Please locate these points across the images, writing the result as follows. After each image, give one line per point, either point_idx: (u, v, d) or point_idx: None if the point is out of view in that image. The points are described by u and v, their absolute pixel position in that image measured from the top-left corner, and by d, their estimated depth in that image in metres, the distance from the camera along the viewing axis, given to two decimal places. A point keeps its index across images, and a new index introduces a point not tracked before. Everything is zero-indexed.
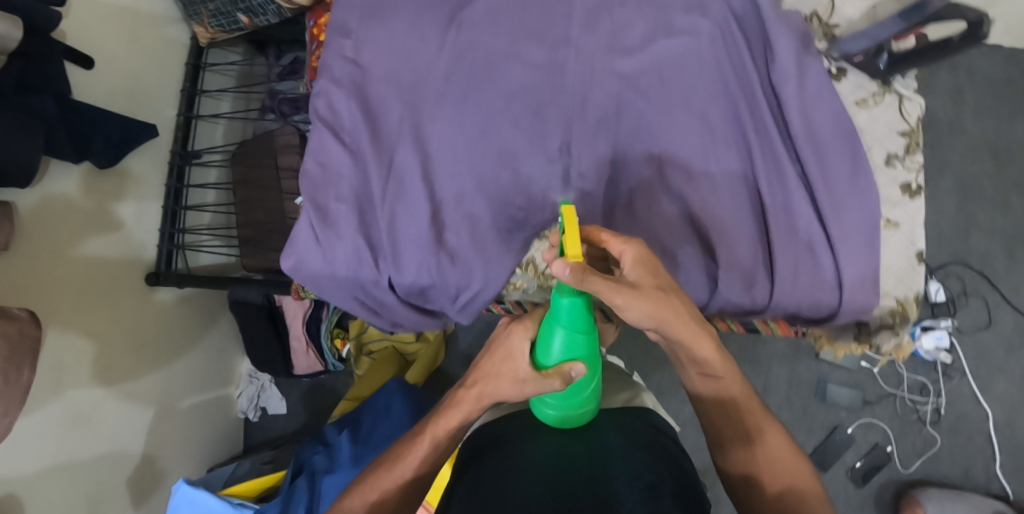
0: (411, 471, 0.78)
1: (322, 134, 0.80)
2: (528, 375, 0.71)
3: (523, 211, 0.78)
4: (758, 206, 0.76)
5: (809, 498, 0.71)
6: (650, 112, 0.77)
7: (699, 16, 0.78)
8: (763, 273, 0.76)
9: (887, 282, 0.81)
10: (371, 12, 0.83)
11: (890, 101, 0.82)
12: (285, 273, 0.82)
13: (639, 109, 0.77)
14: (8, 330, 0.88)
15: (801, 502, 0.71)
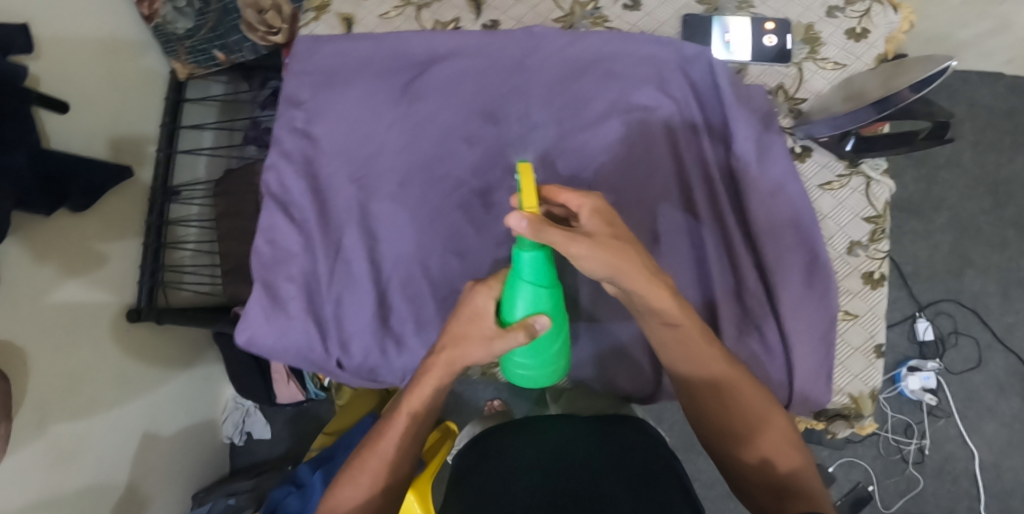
0: (396, 447, 0.79)
1: (273, 213, 0.81)
2: (495, 332, 0.71)
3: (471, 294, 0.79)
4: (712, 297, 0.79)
5: (812, 482, 0.72)
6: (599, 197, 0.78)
7: (658, 95, 0.78)
8: None
9: (841, 378, 0.83)
10: (324, 81, 0.83)
11: (856, 184, 0.84)
12: (238, 346, 0.83)
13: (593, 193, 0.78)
14: None
15: (803, 483, 0.71)
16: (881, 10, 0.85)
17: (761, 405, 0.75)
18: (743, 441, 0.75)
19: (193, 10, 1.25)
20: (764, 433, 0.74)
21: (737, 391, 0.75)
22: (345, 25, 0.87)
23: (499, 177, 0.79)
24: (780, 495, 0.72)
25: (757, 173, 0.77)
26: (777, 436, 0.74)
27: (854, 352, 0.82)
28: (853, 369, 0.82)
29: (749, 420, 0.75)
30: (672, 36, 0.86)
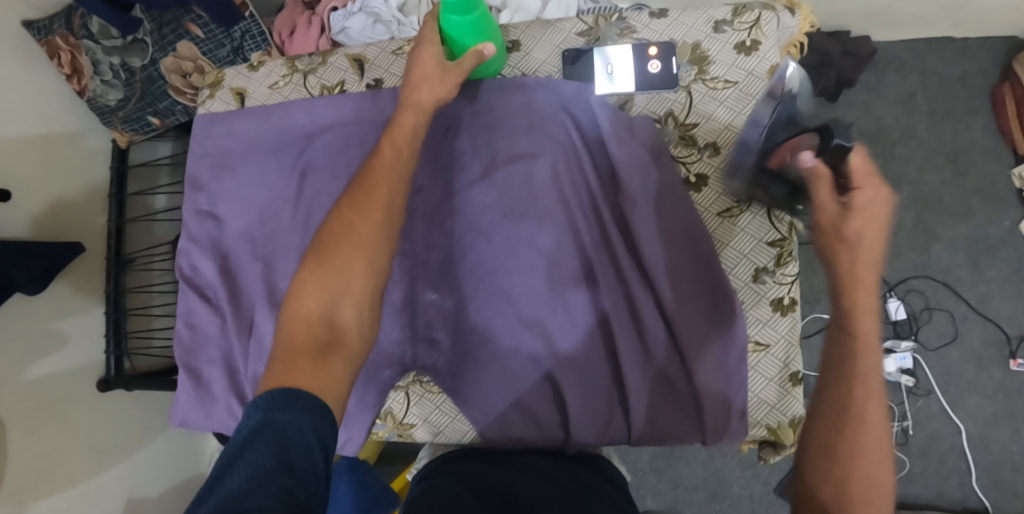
0: (369, 242, 0.70)
1: (187, 297, 0.82)
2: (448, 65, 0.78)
3: (380, 361, 0.83)
4: (614, 343, 0.77)
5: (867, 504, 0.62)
6: (492, 253, 0.79)
7: (543, 138, 0.79)
8: (620, 408, 0.78)
9: (758, 409, 0.83)
10: (221, 162, 0.83)
11: (757, 208, 0.84)
12: (174, 426, 0.85)
13: (483, 248, 0.80)
14: None
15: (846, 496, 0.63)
16: (772, 17, 0.87)
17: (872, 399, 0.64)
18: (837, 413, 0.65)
19: (120, 81, 1.24)
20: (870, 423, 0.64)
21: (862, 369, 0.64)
22: (238, 98, 0.94)
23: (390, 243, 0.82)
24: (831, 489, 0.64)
25: (642, 212, 0.76)
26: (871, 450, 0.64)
27: (768, 383, 0.82)
28: (770, 399, 0.82)
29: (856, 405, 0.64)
30: (554, 73, 0.90)
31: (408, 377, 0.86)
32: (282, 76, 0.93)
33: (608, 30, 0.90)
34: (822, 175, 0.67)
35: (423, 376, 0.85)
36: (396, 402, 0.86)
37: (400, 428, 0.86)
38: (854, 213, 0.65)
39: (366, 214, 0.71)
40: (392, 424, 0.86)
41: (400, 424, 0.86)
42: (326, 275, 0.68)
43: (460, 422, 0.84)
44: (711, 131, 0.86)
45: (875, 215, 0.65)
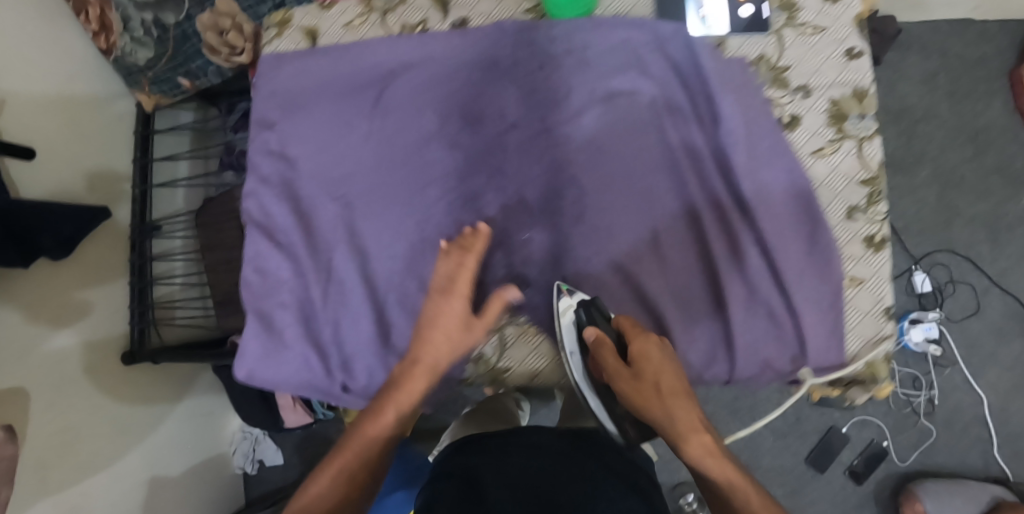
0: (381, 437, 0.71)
1: (258, 241, 0.78)
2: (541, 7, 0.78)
3: None
4: (718, 281, 0.74)
5: None
6: (589, 189, 0.75)
7: (638, 75, 0.77)
8: (724, 347, 0.75)
9: (855, 343, 0.75)
10: (288, 101, 0.80)
11: (847, 148, 0.77)
12: (238, 382, 0.80)
13: (582, 185, 0.75)
14: None
15: None
16: None
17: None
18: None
19: (152, 38, 1.19)
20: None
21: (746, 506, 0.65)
22: (309, 39, 0.83)
23: (485, 183, 0.76)
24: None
25: (744, 147, 0.75)
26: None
27: (865, 318, 0.75)
28: (867, 333, 0.75)
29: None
30: (647, 14, 0.81)
31: (500, 319, 0.79)
32: (357, 14, 0.83)
33: None
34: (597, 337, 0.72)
35: (517, 315, 0.79)
36: (489, 346, 0.80)
37: (495, 372, 0.80)
38: (639, 363, 0.70)
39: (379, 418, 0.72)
40: (485, 369, 0.80)
41: (495, 370, 0.81)
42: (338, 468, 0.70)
43: (559, 363, 0.80)
44: (804, 74, 0.79)
45: (660, 362, 0.70)
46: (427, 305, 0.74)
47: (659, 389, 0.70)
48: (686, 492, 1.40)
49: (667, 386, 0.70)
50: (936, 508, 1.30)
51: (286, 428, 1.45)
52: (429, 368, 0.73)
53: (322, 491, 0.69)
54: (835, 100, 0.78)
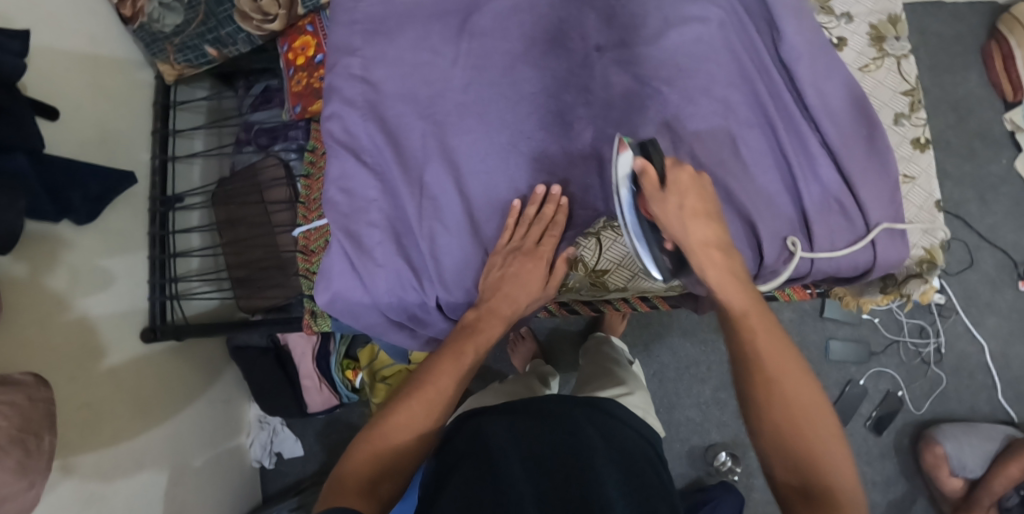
0: (418, 418, 0.65)
1: (343, 159, 0.78)
2: None
3: None
4: (795, 187, 0.79)
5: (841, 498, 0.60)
6: (673, 102, 0.79)
7: (707, 3, 0.81)
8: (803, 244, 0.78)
9: (911, 233, 0.81)
10: (374, 28, 0.83)
11: (889, 65, 0.84)
12: (319, 307, 0.79)
13: (666, 99, 0.79)
14: (14, 399, 0.74)
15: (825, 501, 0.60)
16: None
17: (802, 409, 0.63)
18: (765, 412, 0.64)
19: (181, 4, 1.18)
20: (818, 435, 0.63)
21: (766, 365, 0.65)
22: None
23: (573, 98, 0.79)
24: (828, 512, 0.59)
25: (807, 59, 0.79)
26: (833, 457, 0.62)
27: (920, 211, 0.81)
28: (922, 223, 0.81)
29: (786, 404, 0.64)
30: None
31: (598, 224, 0.80)
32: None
33: None
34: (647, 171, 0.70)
35: (615, 220, 0.79)
36: (586, 250, 0.81)
37: (594, 275, 0.82)
38: (675, 189, 0.70)
39: (415, 395, 0.66)
40: (585, 273, 0.82)
41: (593, 272, 0.82)
42: (378, 441, 0.64)
43: (655, 264, 0.82)
44: (846, 3, 0.86)
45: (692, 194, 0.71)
46: (511, 263, 0.74)
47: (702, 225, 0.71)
48: (719, 451, 1.41)
49: (693, 209, 0.70)
50: (956, 447, 1.36)
51: (309, 412, 1.38)
52: (505, 317, 0.73)
53: (351, 464, 0.63)
54: (874, 25, 0.85)
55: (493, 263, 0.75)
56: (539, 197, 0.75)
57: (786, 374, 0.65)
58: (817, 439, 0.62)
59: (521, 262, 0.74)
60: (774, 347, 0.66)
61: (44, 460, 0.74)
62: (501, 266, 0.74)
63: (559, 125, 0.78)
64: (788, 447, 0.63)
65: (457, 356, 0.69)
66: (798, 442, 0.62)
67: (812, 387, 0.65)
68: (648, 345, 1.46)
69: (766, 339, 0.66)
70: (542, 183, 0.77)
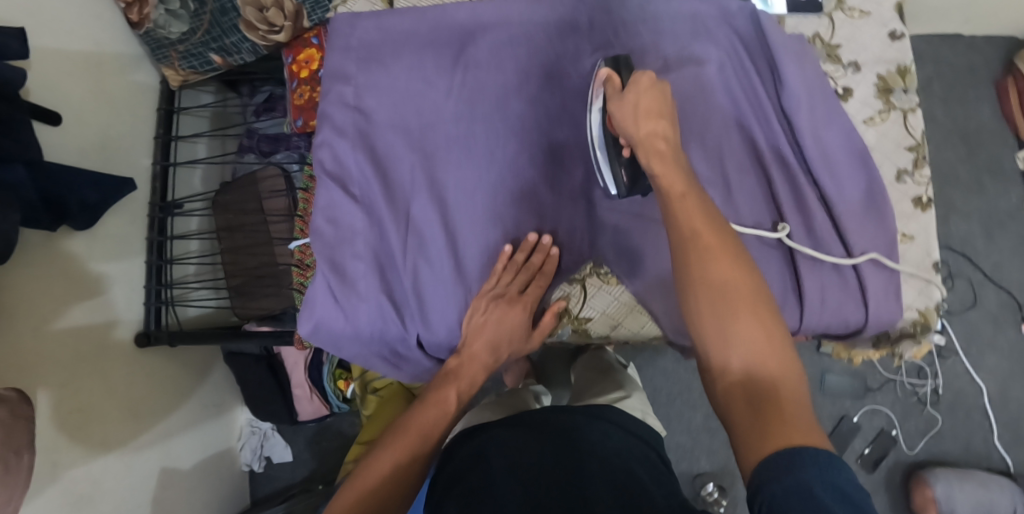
0: (398, 459, 0.66)
1: (330, 189, 0.78)
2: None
3: None
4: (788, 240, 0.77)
5: (785, 388, 0.55)
6: None
7: (707, 44, 0.81)
8: (793, 298, 0.77)
9: (907, 292, 0.78)
10: (369, 55, 0.82)
11: (895, 118, 0.82)
12: (301, 336, 0.78)
13: None
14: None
15: (773, 396, 0.55)
16: None
17: (742, 296, 0.59)
18: (706, 308, 0.60)
19: (187, 12, 1.18)
20: (762, 334, 0.58)
21: (717, 267, 0.61)
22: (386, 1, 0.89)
23: (565, 135, 0.79)
24: (775, 411, 0.54)
25: (809, 108, 0.78)
26: (778, 350, 0.57)
27: (915, 269, 0.78)
28: (918, 283, 0.78)
29: (717, 283, 0.60)
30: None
31: (584, 270, 0.78)
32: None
33: None
34: (612, 79, 0.72)
35: (602, 266, 0.78)
36: (572, 297, 0.79)
37: (577, 322, 0.79)
38: (634, 91, 0.69)
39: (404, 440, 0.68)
40: (567, 321, 0.79)
41: (576, 319, 0.79)
42: (366, 483, 0.64)
43: (640, 312, 0.78)
44: (854, 51, 0.84)
45: (651, 96, 0.69)
46: (494, 309, 0.75)
47: (658, 122, 0.68)
48: (707, 481, 1.39)
49: (647, 108, 0.68)
50: (945, 491, 1.34)
51: (300, 420, 1.39)
52: (486, 363, 0.76)
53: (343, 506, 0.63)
54: (882, 75, 0.83)
55: (476, 308, 0.75)
56: (529, 244, 0.74)
57: (719, 254, 0.61)
58: (770, 336, 0.58)
59: (503, 310, 0.75)
60: (711, 229, 0.62)
61: (22, 477, 0.76)
62: (483, 312, 0.75)
63: (551, 164, 0.78)
64: (728, 340, 0.59)
65: (443, 402, 0.72)
66: (735, 332, 0.58)
67: (757, 285, 0.60)
68: (640, 369, 1.46)
69: (716, 244, 0.62)
70: (535, 228, 0.77)
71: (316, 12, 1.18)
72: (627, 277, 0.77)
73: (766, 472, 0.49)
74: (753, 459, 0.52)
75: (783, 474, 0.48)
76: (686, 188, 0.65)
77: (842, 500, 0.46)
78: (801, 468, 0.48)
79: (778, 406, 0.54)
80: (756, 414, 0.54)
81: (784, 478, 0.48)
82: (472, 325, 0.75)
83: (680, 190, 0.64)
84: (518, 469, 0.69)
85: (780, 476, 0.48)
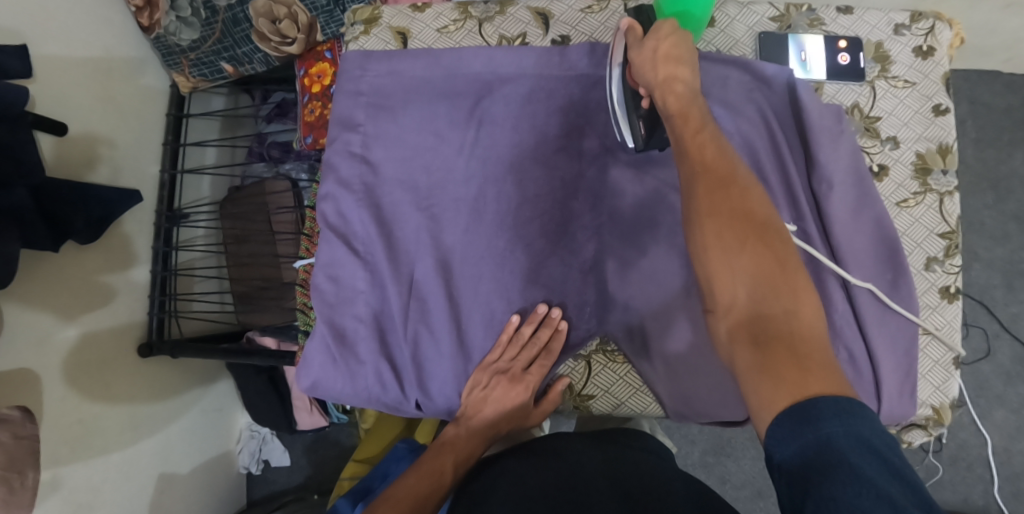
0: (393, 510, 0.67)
1: (333, 246, 0.77)
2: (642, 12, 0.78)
3: None
4: None
5: (799, 321, 0.57)
6: None
7: (737, 114, 0.78)
8: None
9: (921, 387, 0.76)
10: (379, 103, 0.80)
11: (930, 202, 0.78)
12: (299, 390, 0.78)
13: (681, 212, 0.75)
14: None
15: (785, 329, 0.57)
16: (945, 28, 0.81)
17: (752, 229, 0.61)
18: (713, 251, 0.61)
19: (199, 20, 1.14)
20: (773, 264, 0.59)
21: (736, 202, 0.62)
22: (400, 39, 0.83)
23: (580, 205, 0.77)
24: (784, 353, 0.55)
25: (839, 194, 0.75)
26: (792, 284, 0.59)
27: (934, 365, 0.76)
28: (934, 379, 0.76)
29: (728, 215, 0.61)
30: (748, 54, 0.82)
31: (590, 346, 0.77)
32: (454, 20, 0.83)
33: (799, 19, 0.83)
34: (633, 27, 0.72)
35: (609, 344, 0.76)
36: (576, 374, 0.77)
37: (580, 399, 0.77)
38: (655, 34, 0.69)
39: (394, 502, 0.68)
40: (570, 398, 0.78)
41: (577, 395, 0.78)
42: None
43: (645, 394, 0.76)
44: (894, 125, 0.80)
45: (673, 41, 0.69)
46: (495, 384, 0.74)
47: (676, 64, 0.68)
48: None
49: (667, 53, 0.68)
50: None
51: (297, 430, 1.39)
52: (485, 434, 0.75)
53: None
54: (921, 153, 0.79)
55: (477, 381, 0.75)
56: (536, 318, 0.73)
57: (732, 187, 0.62)
58: (780, 268, 0.59)
59: (505, 387, 0.74)
60: (723, 162, 0.64)
61: (24, 497, 0.81)
62: (485, 387, 0.74)
63: (563, 232, 0.76)
64: (739, 272, 0.60)
65: (436, 472, 0.72)
66: (743, 259, 0.60)
67: (769, 212, 0.62)
68: None
69: (733, 186, 0.62)
70: (544, 301, 0.75)
71: (331, 27, 1.14)
72: (635, 357, 0.75)
73: (781, 433, 0.51)
74: (771, 410, 0.54)
75: (803, 430, 0.50)
76: (703, 122, 0.66)
77: (867, 451, 0.48)
78: (813, 417, 0.50)
79: (788, 342, 0.56)
80: (761, 352, 0.56)
81: (805, 434, 0.50)
82: (471, 393, 0.75)
83: (695, 125, 0.65)
84: (531, 477, 0.68)
85: (801, 433, 0.50)
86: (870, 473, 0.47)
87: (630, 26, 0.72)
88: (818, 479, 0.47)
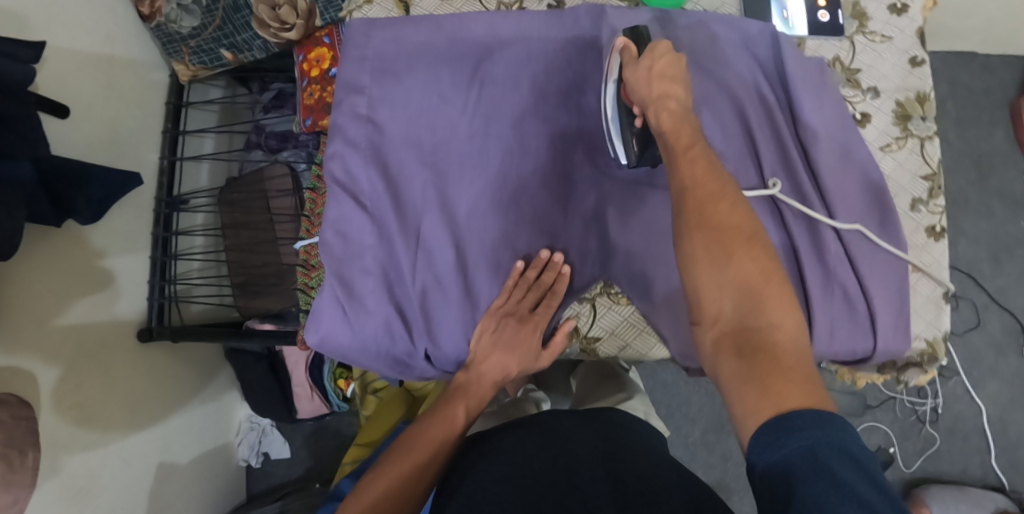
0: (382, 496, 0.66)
1: (342, 203, 0.79)
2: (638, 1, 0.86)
3: None
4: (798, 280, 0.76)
5: (784, 339, 0.56)
6: None
7: (726, 70, 0.81)
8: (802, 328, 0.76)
9: (914, 322, 0.78)
10: (383, 67, 0.82)
11: (912, 146, 0.81)
12: (308, 348, 0.79)
13: None
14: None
15: (770, 342, 0.56)
16: None
17: (740, 240, 0.60)
18: (701, 262, 0.61)
19: (199, 7, 1.17)
20: (761, 278, 0.59)
21: (719, 219, 0.61)
22: (402, 7, 0.86)
23: (579, 158, 0.79)
24: (766, 364, 0.55)
25: (825, 142, 0.79)
26: (776, 298, 0.58)
27: (925, 300, 0.78)
28: (927, 314, 0.78)
29: (715, 230, 0.60)
30: (734, 14, 0.86)
31: (594, 289, 0.79)
32: None
33: None
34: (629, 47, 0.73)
35: (613, 285, 0.79)
36: (582, 317, 0.79)
37: (587, 341, 0.79)
38: (652, 55, 0.70)
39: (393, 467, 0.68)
40: (577, 341, 0.79)
41: (584, 338, 0.80)
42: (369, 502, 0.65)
43: (649, 334, 0.78)
44: (874, 77, 0.83)
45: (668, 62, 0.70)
46: (505, 326, 0.76)
47: (670, 82, 0.69)
48: None
49: (662, 72, 0.69)
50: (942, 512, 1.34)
51: (298, 419, 1.39)
52: (495, 381, 0.77)
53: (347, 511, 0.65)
54: (901, 102, 0.82)
55: (486, 326, 0.76)
56: (540, 262, 0.75)
57: (719, 200, 0.62)
58: (764, 281, 0.59)
59: (513, 329, 0.76)
60: (711, 177, 0.63)
61: (26, 476, 0.79)
62: (493, 331, 0.76)
63: (564, 185, 0.78)
64: (729, 284, 0.59)
65: (449, 419, 0.73)
66: (732, 272, 0.59)
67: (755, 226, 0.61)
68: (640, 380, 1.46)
69: (719, 202, 0.62)
70: (546, 246, 0.77)
71: (329, 12, 1.16)
72: (639, 300, 0.77)
73: (760, 445, 0.51)
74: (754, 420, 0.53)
75: (784, 437, 0.50)
76: (693, 140, 0.65)
77: (846, 459, 0.48)
78: (793, 427, 0.50)
79: (771, 354, 0.55)
80: (745, 363, 0.56)
81: (787, 443, 0.50)
82: (482, 335, 0.77)
83: (686, 142, 0.64)
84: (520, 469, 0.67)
85: (781, 443, 0.50)
86: (848, 480, 0.46)
87: (626, 47, 0.73)
88: (798, 487, 0.47)
